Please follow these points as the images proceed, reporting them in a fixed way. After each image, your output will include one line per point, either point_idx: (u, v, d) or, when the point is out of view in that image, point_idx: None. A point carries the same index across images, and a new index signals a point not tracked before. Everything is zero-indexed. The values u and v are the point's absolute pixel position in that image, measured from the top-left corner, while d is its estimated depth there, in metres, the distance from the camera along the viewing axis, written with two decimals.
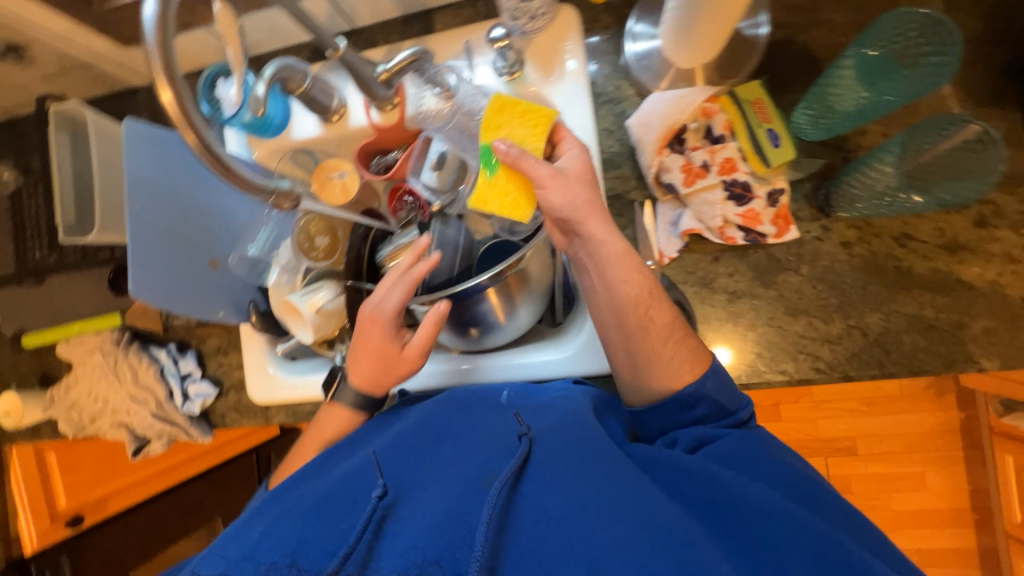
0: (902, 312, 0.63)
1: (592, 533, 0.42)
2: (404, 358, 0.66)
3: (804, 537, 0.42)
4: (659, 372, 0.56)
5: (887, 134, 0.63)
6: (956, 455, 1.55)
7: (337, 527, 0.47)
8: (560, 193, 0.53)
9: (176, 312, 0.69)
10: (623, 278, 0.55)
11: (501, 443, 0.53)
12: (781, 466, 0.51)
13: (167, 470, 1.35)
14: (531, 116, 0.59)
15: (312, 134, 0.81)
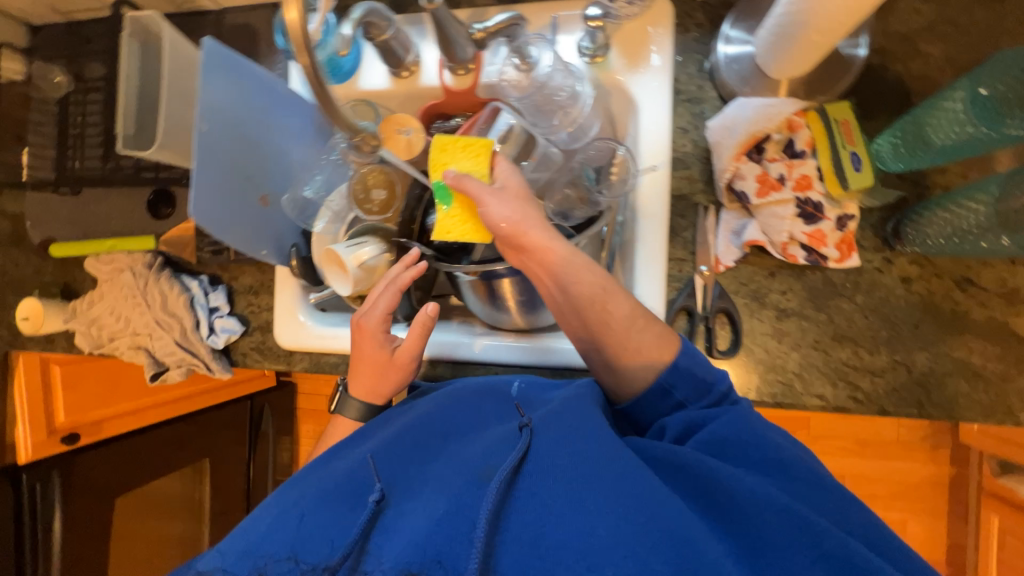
0: (949, 355, 0.63)
1: (591, 527, 0.44)
2: (397, 365, 0.72)
3: (800, 527, 0.44)
4: (632, 363, 0.59)
5: (966, 176, 0.63)
6: (939, 508, 1.57)
7: (342, 521, 0.50)
8: (501, 205, 0.58)
9: (223, 240, 0.68)
10: (575, 279, 0.57)
11: (503, 436, 0.55)
12: (768, 453, 0.52)
13: (169, 402, 1.39)
14: (473, 148, 0.63)
15: (379, 86, 0.79)
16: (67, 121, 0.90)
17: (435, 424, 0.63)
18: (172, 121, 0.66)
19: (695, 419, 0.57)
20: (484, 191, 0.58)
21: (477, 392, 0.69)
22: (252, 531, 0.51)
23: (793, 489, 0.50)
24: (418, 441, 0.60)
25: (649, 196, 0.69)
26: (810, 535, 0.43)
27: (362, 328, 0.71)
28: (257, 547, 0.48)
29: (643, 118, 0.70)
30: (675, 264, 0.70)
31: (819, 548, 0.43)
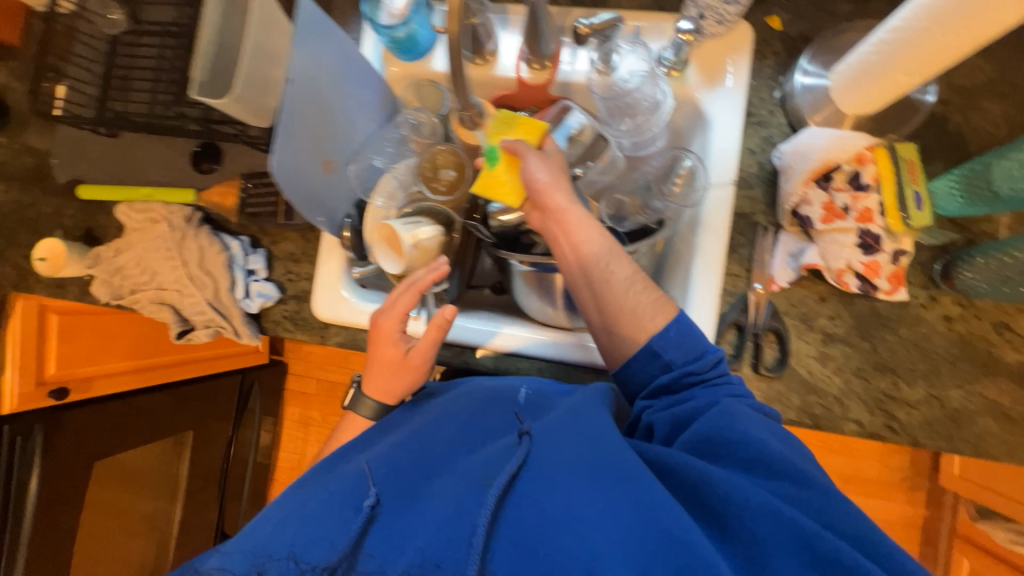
0: (982, 394, 0.66)
1: (587, 534, 0.45)
2: (412, 366, 0.71)
3: (784, 529, 0.46)
4: (627, 324, 0.63)
5: (1012, 226, 0.67)
6: (911, 549, 1.61)
7: (343, 520, 0.50)
8: (540, 163, 0.65)
9: (290, 201, 0.65)
10: (589, 238, 0.63)
11: (504, 445, 0.57)
12: (752, 450, 0.52)
13: (163, 366, 1.33)
14: (527, 127, 0.69)
15: (453, 70, 0.79)
16: (114, 60, 0.85)
17: (440, 428, 0.63)
18: (250, 74, 0.66)
19: (681, 416, 0.58)
20: (531, 151, 0.66)
21: (490, 394, 0.69)
22: (254, 536, 0.51)
23: (782, 490, 0.50)
24: (426, 445, 0.60)
25: (713, 210, 0.71)
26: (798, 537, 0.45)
27: (378, 327, 0.70)
28: (262, 549, 0.48)
29: (715, 134, 0.72)
30: (730, 279, 0.72)
31: (803, 550, 0.45)
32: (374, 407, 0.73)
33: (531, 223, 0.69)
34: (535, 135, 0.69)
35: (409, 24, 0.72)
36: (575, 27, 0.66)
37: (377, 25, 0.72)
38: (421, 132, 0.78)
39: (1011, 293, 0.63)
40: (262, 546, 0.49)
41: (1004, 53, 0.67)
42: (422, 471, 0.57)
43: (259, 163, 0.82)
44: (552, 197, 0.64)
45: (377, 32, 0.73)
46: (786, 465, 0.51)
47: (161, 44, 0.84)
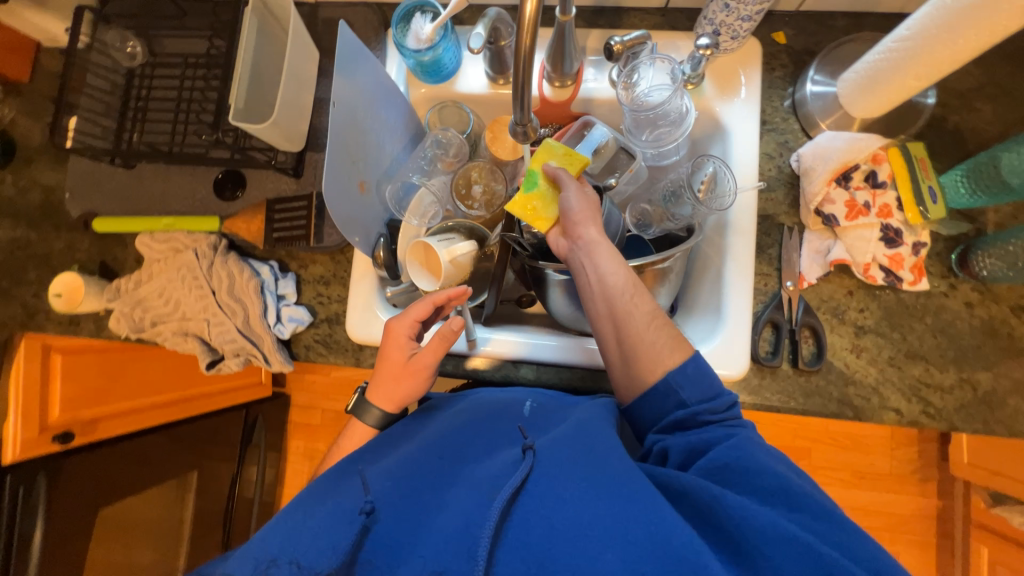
0: (1010, 375, 0.69)
1: (598, 555, 0.43)
2: (414, 373, 0.67)
3: (801, 555, 0.43)
4: (645, 358, 0.61)
5: (1016, 216, 0.71)
6: (928, 541, 1.64)
7: (338, 530, 0.48)
8: (576, 198, 0.64)
9: (334, 220, 0.66)
10: (614, 270, 0.62)
11: (508, 459, 0.55)
12: (769, 479, 0.50)
13: (165, 406, 1.25)
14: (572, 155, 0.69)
15: (477, 90, 0.82)
16: (131, 92, 0.83)
17: (441, 443, 0.60)
18: (287, 100, 0.67)
19: (697, 444, 0.55)
20: (573, 181, 0.66)
21: (493, 409, 0.67)
22: (262, 539, 0.50)
23: (800, 521, 0.47)
24: (428, 458, 0.57)
25: (739, 213, 0.74)
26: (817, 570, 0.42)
27: (388, 331, 0.69)
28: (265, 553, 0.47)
29: (735, 141, 0.75)
30: (761, 278, 0.74)
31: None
32: (380, 415, 0.68)
33: (556, 248, 0.69)
34: (579, 165, 0.68)
35: (435, 48, 0.74)
36: (608, 46, 0.70)
37: (404, 50, 0.73)
38: (449, 156, 0.80)
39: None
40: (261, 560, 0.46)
41: (992, 59, 0.73)
42: (427, 482, 0.54)
43: (285, 187, 0.80)
44: (586, 230, 0.63)
45: (404, 57, 0.75)
46: (803, 491, 0.49)
47: (181, 74, 0.82)
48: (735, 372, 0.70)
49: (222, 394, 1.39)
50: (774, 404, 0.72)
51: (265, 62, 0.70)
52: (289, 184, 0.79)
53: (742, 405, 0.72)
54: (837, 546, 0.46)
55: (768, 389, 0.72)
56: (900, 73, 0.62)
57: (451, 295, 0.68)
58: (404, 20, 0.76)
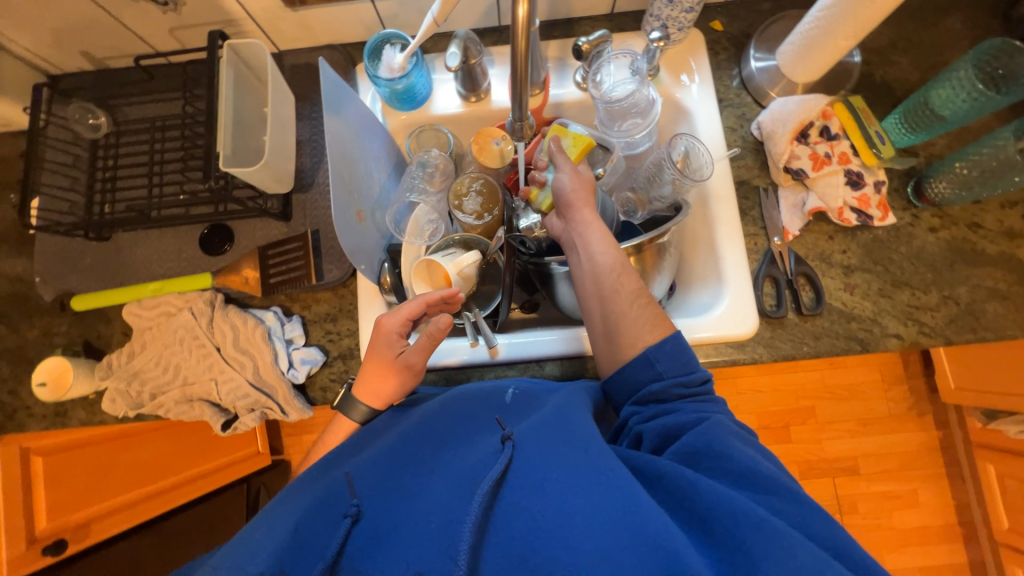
0: (982, 285, 0.76)
1: (578, 544, 0.42)
2: (402, 371, 0.67)
3: (774, 535, 0.41)
4: (627, 329, 0.61)
5: (949, 146, 0.80)
6: (939, 472, 1.71)
7: (325, 531, 0.51)
8: (570, 180, 0.68)
9: (343, 247, 0.68)
10: (604, 250, 0.64)
11: (488, 450, 0.54)
12: (740, 463, 0.48)
13: (160, 492, 1.16)
14: (578, 141, 0.76)
15: (452, 110, 0.85)
16: (96, 164, 0.81)
17: (413, 440, 0.59)
18: (276, 144, 0.69)
19: (672, 428, 0.54)
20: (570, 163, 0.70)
21: (472, 401, 0.65)
22: (247, 544, 0.52)
23: (771, 504, 0.46)
24: (405, 451, 0.57)
25: (717, 180, 0.79)
26: (786, 551, 0.40)
27: (378, 325, 0.68)
28: (257, 556, 0.49)
29: (699, 119, 0.82)
30: (750, 238, 0.79)
31: (790, 560, 0.40)
32: (366, 410, 0.69)
33: (550, 226, 0.73)
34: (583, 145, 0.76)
35: (408, 76, 0.76)
36: (578, 46, 0.75)
37: (379, 81, 0.75)
38: (436, 176, 0.81)
39: (972, 195, 0.75)
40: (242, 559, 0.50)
41: (896, 18, 0.84)
42: (408, 474, 0.55)
43: (276, 233, 0.80)
44: (579, 212, 0.67)
45: (380, 88, 0.78)
46: (773, 475, 0.47)
47: (152, 138, 0.81)
48: (748, 330, 0.74)
49: (218, 471, 1.30)
50: (790, 352, 0.75)
51: (246, 112, 0.72)
52: (279, 228, 0.79)
53: (761, 359, 0.75)
54: (802, 527, 0.45)
55: (781, 339, 0.75)
56: (826, 41, 0.70)
57: (445, 296, 0.69)
58: (374, 53, 0.79)
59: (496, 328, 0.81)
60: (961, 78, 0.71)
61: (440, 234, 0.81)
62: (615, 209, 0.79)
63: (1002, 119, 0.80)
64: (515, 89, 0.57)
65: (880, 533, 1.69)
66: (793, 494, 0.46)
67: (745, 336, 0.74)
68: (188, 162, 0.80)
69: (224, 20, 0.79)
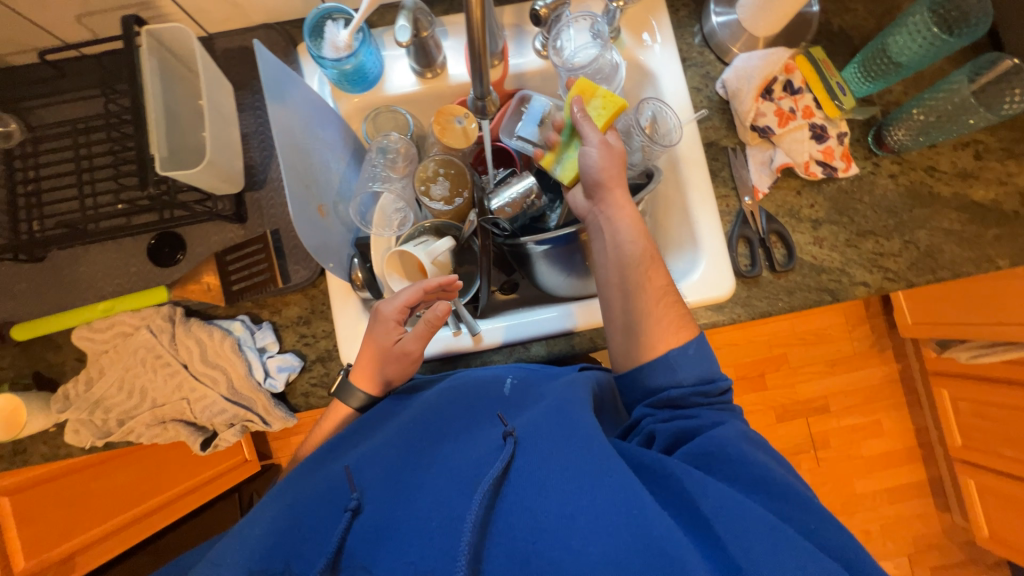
0: (940, 227, 0.79)
1: (580, 548, 0.44)
2: (399, 358, 0.67)
3: (775, 540, 0.44)
4: (652, 326, 0.62)
5: (906, 92, 0.81)
6: (900, 401, 1.84)
7: (327, 526, 0.53)
8: (600, 157, 0.65)
9: (307, 248, 0.64)
10: (632, 239, 0.64)
11: (490, 444, 0.56)
12: (753, 470, 0.51)
13: (144, 516, 1.13)
14: (607, 102, 0.70)
15: (408, 89, 0.80)
16: (15, 178, 0.72)
17: (413, 439, 0.60)
18: (217, 139, 0.63)
19: (686, 429, 0.56)
20: (598, 135, 0.66)
21: (470, 392, 0.66)
22: (245, 541, 0.54)
23: (778, 509, 0.49)
24: (407, 449, 0.59)
25: (686, 145, 0.79)
26: (797, 563, 0.43)
27: (377, 312, 0.68)
28: (260, 554, 0.51)
29: (664, 80, 0.80)
30: (722, 200, 0.80)
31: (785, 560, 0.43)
32: (364, 397, 0.69)
33: (574, 202, 0.71)
34: (614, 109, 0.70)
35: (356, 55, 0.71)
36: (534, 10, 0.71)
37: (325, 62, 0.69)
38: (398, 161, 0.77)
39: (928, 141, 0.78)
40: (244, 551, 0.52)
41: None
42: (409, 472, 0.56)
43: (233, 236, 0.75)
44: (610, 193, 0.65)
45: (326, 69, 0.72)
46: (778, 480, 0.50)
47: (77, 143, 0.73)
48: (724, 291, 0.75)
49: (199, 489, 1.27)
50: (766, 308, 0.77)
51: (178, 106, 0.65)
52: (235, 231, 0.75)
53: (740, 319, 0.77)
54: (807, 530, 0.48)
55: (757, 298, 0.77)
56: None
57: (443, 283, 0.67)
58: (315, 31, 0.72)
59: (477, 314, 0.80)
60: (918, 22, 0.72)
61: (410, 222, 0.77)
62: None
63: (953, 62, 0.82)
64: (473, 61, 0.53)
65: (851, 462, 1.83)
66: (803, 502, 0.50)
67: (723, 297, 0.75)
68: (121, 167, 0.73)
69: (138, 2, 0.70)
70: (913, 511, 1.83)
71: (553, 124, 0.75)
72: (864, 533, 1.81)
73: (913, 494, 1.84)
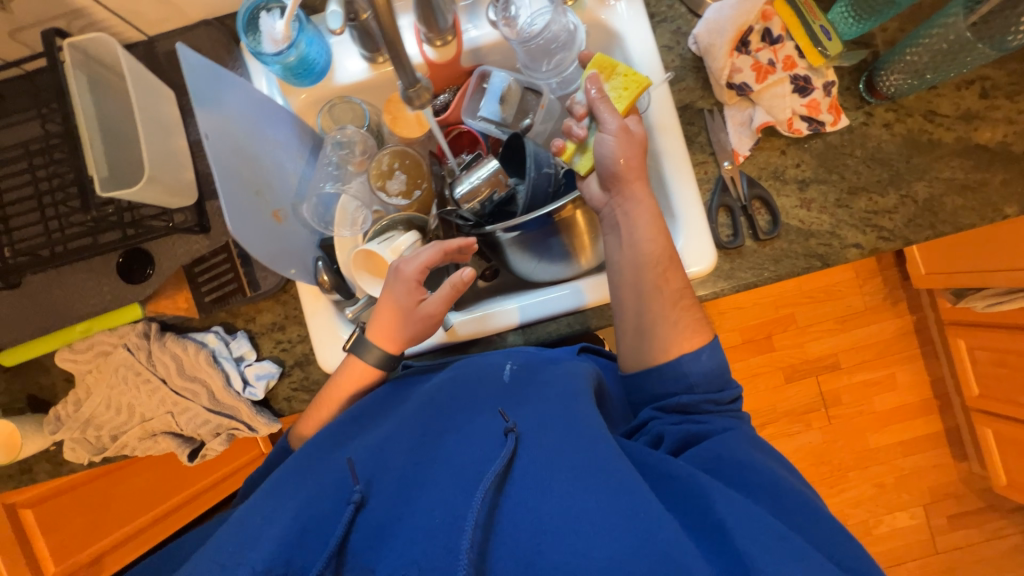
0: (940, 177, 0.73)
1: (586, 551, 0.44)
2: (419, 319, 0.67)
3: (781, 546, 0.44)
4: (665, 329, 0.63)
5: (903, 29, 0.74)
6: (915, 354, 1.79)
7: (325, 526, 0.52)
8: (618, 143, 0.63)
9: (259, 259, 0.62)
10: (649, 237, 0.64)
11: (490, 439, 0.55)
12: (761, 474, 0.53)
13: (173, 511, 1.19)
14: (628, 82, 0.67)
15: (359, 77, 0.76)
16: None
17: (415, 431, 0.60)
18: (155, 153, 0.60)
19: (694, 433, 0.58)
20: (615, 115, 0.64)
21: (471, 383, 0.66)
22: (246, 528, 0.54)
23: (780, 514, 0.50)
24: (411, 442, 0.59)
25: (659, 111, 0.73)
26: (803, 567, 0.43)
27: (395, 270, 0.66)
28: (249, 545, 0.50)
29: (631, 41, 0.74)
30: (700, 167, 0.75)
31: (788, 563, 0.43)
32: (381, 354, 0.68)
33: (591, 194, 0.69)
34: (636, 89, 0.67)
35: (297, 45, 0.68)
36: None
37: (265, 57, 0.66)
38: (355, 155, 0.75)
39: (927, 83, 0.70)
40: (236, 548, 0.51)
41: None
42: (414, 466, 0.56)
43: (199, 247, 0.71)
44: (632, 187, 0.64)
45: (267, 64, 0.68)
46: (775, 481, 0.52)
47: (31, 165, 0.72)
48: (705, 264, 0.70)
49: (218, 487, 1.27)
50: (750, 279, 0.73)
51: (115, 123, 0.62)
52: (200, 243, 0.70)
53: (724, 292, 0.74)
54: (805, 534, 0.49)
55: (741, 269, 0.73)
56: None
57: (462, 245, 0.68)
58: (251, 25, 0.68)
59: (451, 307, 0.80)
60: None
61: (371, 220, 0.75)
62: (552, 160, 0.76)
63: None
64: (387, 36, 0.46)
65: (863, 418, 1.80)
66: (808, 511, 0.51)
67: (699, 269, 0.71)
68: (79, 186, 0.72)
69: (64, 11, 0.67)
70: (930, 461, 1.81)
71: (576, 114, 0.69)
72: (878, 486, 1.80)
73: (928, 445, 1.81)
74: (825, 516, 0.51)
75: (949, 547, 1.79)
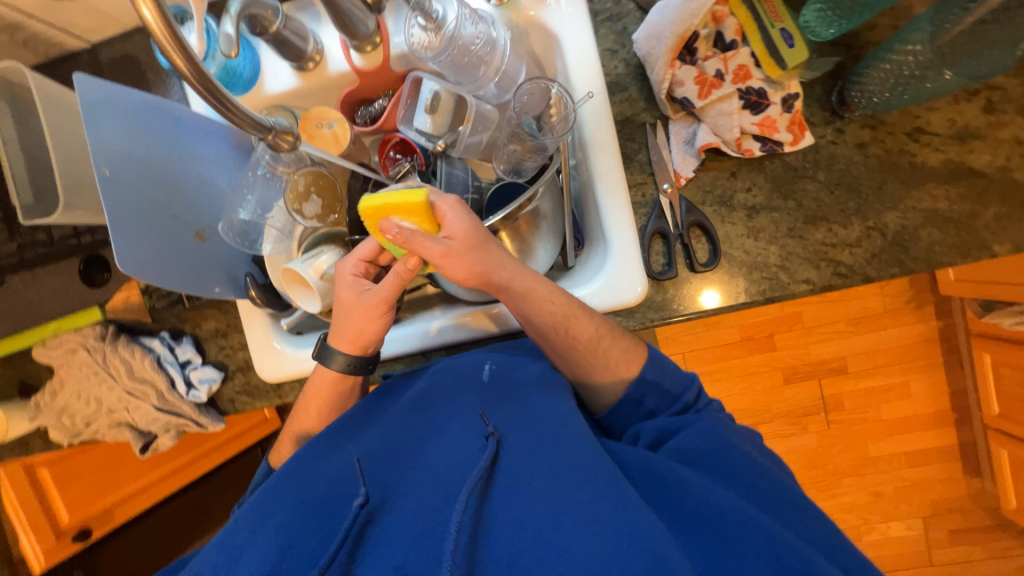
0: (917, 208, 0.63)
1: (574, 547, 0.41)
2: (365, 311, 0.64)
3: (764, 535, 0.43)
4: (603, 381, 0.64)
5: (896, 26, 0.64)
6: (936, 361, 1.65)
7: (316, 531, 0.49)
8: (455, 267, 0.58)
9: (168, 289, 0.65)
10: (536, 313, 0.60)
11: (467, 444, 0.53)
12: (740, 463, 0.53)
13: (182, 468, 1.31)
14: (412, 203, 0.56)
15: (289, 86, 0.73)
16: None
17: (399, 435, 0.58)
18: (72, 179, 0.62)
19: (669, 426, 0.59)
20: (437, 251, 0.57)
21: (454, 381, 0.64)
22: (239, 536, 0.52)
23: (769, 507, 0.49)
24: (391, 447, 0.57)
25: (596, 127, 0.66)
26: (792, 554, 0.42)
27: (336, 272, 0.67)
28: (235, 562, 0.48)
29: (567, 47, 0.67)
30: (637, 189, 0.69)
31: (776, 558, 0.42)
32: (346, 358, 0.66)
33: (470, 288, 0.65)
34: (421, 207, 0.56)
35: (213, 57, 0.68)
36: None
37: None
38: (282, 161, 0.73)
39: (929, 88, 0.59)
40: (225, 559, 0.50)
41: None
42: (392, 466, 0.54)
43: None
44: (505, 271, 0.60)
45: None
46: (757, 468, 0.53)
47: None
48: (636, 291, 0.65)
49: (230, 443, 1.39)
50: (686, 311, 0.68)
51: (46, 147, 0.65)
52: None
53: (652, 326, 0.69)
54: (796, 528, 0.48)
55: (674, 301, 0.68)
56: None
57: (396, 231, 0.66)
58: None
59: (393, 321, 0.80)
60: None
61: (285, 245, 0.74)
62: (466, 174, 0.74)
63: None
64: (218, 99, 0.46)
65: (866, 426, 1.70)
66: (789, 495, 0.51)
67: (632, 299, 0.65)
68: None
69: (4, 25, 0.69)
70: (936, 474, 1.70)
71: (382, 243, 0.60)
72: (874, 495, 1.72)
73: (937, 458, 1.70)
74: (812, 507, 0.51)
75: (943, 562, 1.71)
